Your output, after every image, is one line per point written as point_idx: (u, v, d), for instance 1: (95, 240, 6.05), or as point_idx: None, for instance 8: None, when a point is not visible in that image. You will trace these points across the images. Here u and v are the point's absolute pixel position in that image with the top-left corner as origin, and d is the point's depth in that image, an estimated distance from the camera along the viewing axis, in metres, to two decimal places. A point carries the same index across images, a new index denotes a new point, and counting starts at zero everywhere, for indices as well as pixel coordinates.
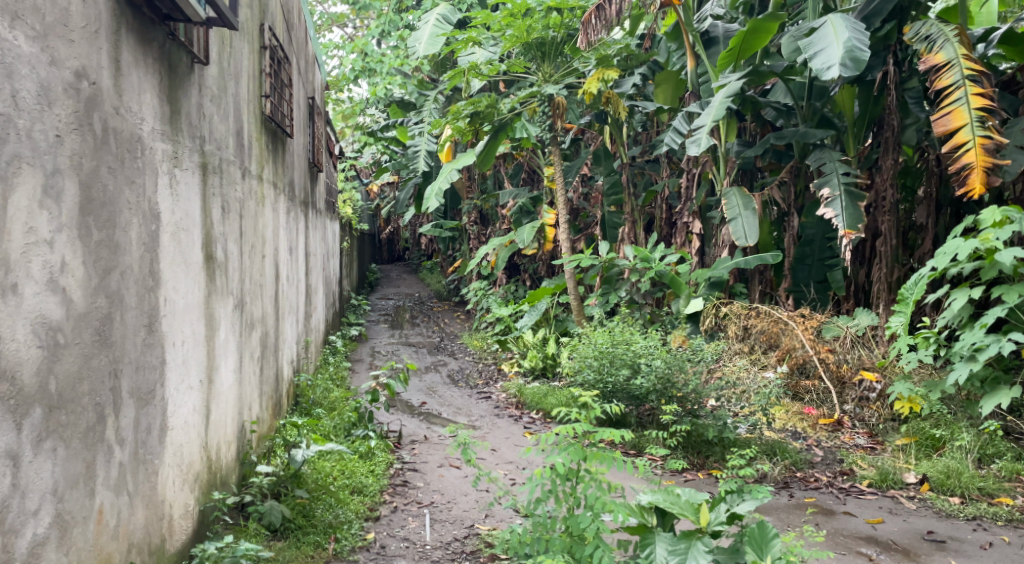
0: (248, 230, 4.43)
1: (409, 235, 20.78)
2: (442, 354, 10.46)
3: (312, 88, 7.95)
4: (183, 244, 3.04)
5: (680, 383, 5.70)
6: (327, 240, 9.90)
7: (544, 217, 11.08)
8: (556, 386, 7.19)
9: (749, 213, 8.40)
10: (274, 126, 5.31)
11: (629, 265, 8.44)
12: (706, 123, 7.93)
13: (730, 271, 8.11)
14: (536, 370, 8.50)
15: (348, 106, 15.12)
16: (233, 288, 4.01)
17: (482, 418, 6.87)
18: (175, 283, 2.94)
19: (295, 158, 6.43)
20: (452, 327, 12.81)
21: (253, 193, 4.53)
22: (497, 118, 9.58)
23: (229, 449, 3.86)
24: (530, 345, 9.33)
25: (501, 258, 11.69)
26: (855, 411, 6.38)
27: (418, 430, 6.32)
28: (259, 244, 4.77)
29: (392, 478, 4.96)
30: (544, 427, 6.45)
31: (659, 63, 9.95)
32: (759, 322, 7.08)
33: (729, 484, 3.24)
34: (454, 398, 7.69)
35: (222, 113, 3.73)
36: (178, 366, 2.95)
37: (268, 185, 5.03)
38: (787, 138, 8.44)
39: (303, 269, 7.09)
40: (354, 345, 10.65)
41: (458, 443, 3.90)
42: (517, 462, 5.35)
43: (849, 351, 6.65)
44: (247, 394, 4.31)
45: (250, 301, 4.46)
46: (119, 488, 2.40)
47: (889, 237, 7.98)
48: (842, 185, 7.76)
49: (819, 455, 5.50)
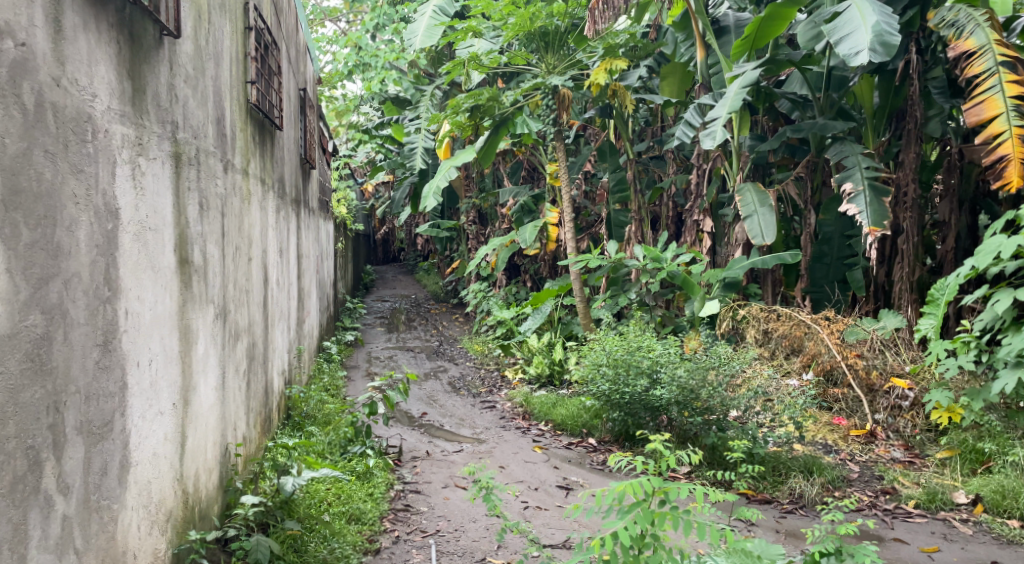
0: (232, 230, 3.99)
1: (404, 236, 20.34)
2: (442, 360, 10.02)
3: (304, 80, 7.48)
4: (150, 246, 2.60)
5: (703, 395, 5.25)
6: (321, 241, 9.46)
7: (546, 216, 10.63)
8: (565, 394, 6.76)
9: (765, 210, 7.96)
10: (262, 117, 4.88)
11: (639, 265, 8.00)
12: (721, 115, 7.45)
13: (746, 271, 7.67)
14: (542, 378, 8.05)
15: (341, 103, 14.64)
16: (215, 293, 3.58)
17: (487, 430, 6.43)
18: (140, 291, 2.50)
19: (286, 153, 5.99)
20: (451, 330, 12.37)
21: (238, 189, 4.10)
22: (498, 113, 9.13)
23: (209, 477, 3.43)
24: (535, 350, 8.87)
25: (502, 258, 11.25)
26: (887, 421, 5.93)
27: (419, 444, 5.88)
28: (245, 245, 4.34)
29: (392, 502, 4.53)
30: (554, 440, 6.02)
31: (665, 55, 9.46)
32: (781, 326, 6.66)
33: (826, 546, 2.71)
34: (456, 408, 7.24)
35: (200, 97, 3.29)
36: (144, 390, 2.51)
37: (255, 180, 4.60)
38: (804, 132, 7.97)
39: (296, 271, 6.64)
40: (350, 351, 10.20)
41: (480, 487, 3.48)
42: (532, 485, 4.92)
43: (878, 357, 6.23)
44: (231, 413, 3.88)
45: (235, 306, 4.03)
46: (63, 548, 1.97)
47: (911, 234, 7.54)
48: (866, 180, 7.31)
49: (855, 472, 5.06)
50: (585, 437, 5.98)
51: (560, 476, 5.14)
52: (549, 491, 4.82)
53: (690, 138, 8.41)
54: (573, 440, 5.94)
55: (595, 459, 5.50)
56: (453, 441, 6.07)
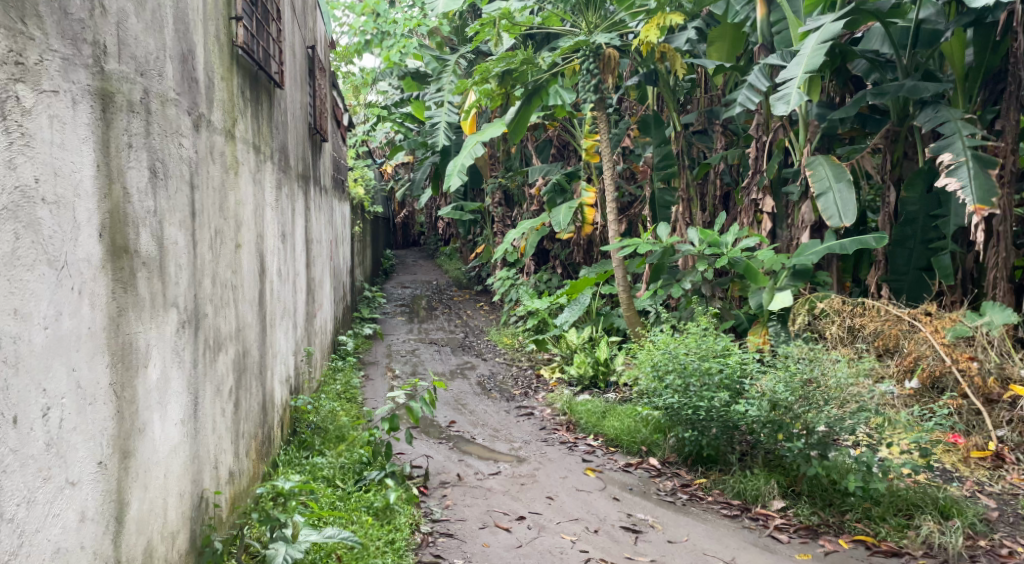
0: (210, 203, 3.06)
1: (425, 220, 19.40)
2: (469, 355, 9.08)
3: (312, 38, 6.50)
4: (47, 228, 1.74)
5: (802, 414, 4.16)
6: (335, 224, 8.55)
7: (581, 196, 9.60)
8: (617, 403, 5.81)
9: (843, 185, 6.89)
10: (253, 69, 3.94)
11: (693, 251, 7.10)
12: (796, 75, 6.35)
13: (820, 257, 6.68)
14: (584, 381, 7.04)
15: (358, 79, 13.63)
16: (185, 289, 2.67)
17: (526, 445, 5.46)
18: (18, 302, 1.64)
19: (289, 119, 5.06)
20: (477, 320, 11.43)
21: (217, 153, 3.16)
22: (531, 80, 8.25)
23: (174, 546, 2.54)
24: (576, 347, 7.91)
25: (532, 243, 10.26)
26: (1014, 439, 4.91)
27: (449, 465, 4.95)
28: (230, 229, 3.40)
29: (418, 553, 3.63)
30: (608, 459, 5.05)
31: (714, 15, 8.42)
32: (872, 324, 5.71)
33: None
34: (488, 416, 6.29)
35: (147, 18, 2.36)
36: (35, 456, 1.68)
37: (243, 146, 3.65)
38: (887, 96, 6.82)
39: (303, 258, 5.71)
40: (368, 345, 9.29)
41: None
42: (595, 527, 3.98)
43: (992, 360, 5.21)
44: (209, 448, 2.97)
45: (216, 304, 3.12)
46: None
47: (1009, 213, 6.26)
48: (968, 149, 6.14)
49: (993, 509, 4.02)
50: (645, 458, 4.99)
51: (622, 512, 4.20)
52: (613, 536, 3.89)
53: (754, 105, 7.24)
54: (631, 461, 4.97)
55: (662, 487, 4.54)
56: (487, 461, 5.11)
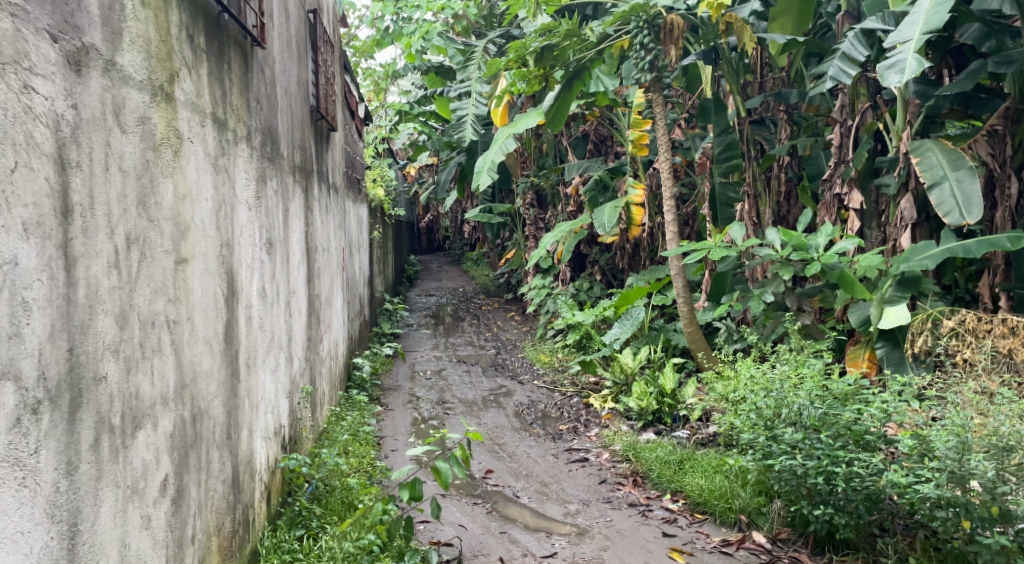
0: (113, 196, 1.90)
1: (450, 223, 18.29)
2: (503, 377, 7.86)
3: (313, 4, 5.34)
4: None
5: (996, 494, 2.93)
6: (349, 229, 7.42)
7: (628, 194, 8.30)
8: (695, 451, 4.58)
9: (963, 172, 5.17)
10: (214, 11, 2.80)
11: (775, 256, 5.82)
12: (913, 37, 5.08)
13: (936, 262, 5.25)
14: (647, 415, 5.80)
15: (378, 73, 12.50)
16: (57, 341, 1.69)
17: (585, 509, 4.25)
18: None
19: (281, 93, 3.95)
20: (509, 333, 10.26)
21: (129, 117, 2.00)
22: (573, 59, 7.02)
23: None
24: (632, 371, 6.67)
25: (569, 248, 9.03)
26: None
27: (490, 544, 3.79)
28: (165, 236, 2.22)
29: None
30: (698, 534, 3.84)
31: None
32: None
33: None
34: (532, 462, 5.10)
35: None
36: None
37: (192, 112, 2.49)
38: (1014, 65, 5.10)
39: (303, 271, 4.58)
40: (389, 366, 8.15)
41: None
42: None
43: None
44: None
45: (128, 357, 1.95)
46: None
47: None
48: None
49: None
50: (747, 533, 3.77)
51: None
52: None
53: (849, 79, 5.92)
54: (729, 538, 3.76)
55: None
56: (536, 535, 3.91)
